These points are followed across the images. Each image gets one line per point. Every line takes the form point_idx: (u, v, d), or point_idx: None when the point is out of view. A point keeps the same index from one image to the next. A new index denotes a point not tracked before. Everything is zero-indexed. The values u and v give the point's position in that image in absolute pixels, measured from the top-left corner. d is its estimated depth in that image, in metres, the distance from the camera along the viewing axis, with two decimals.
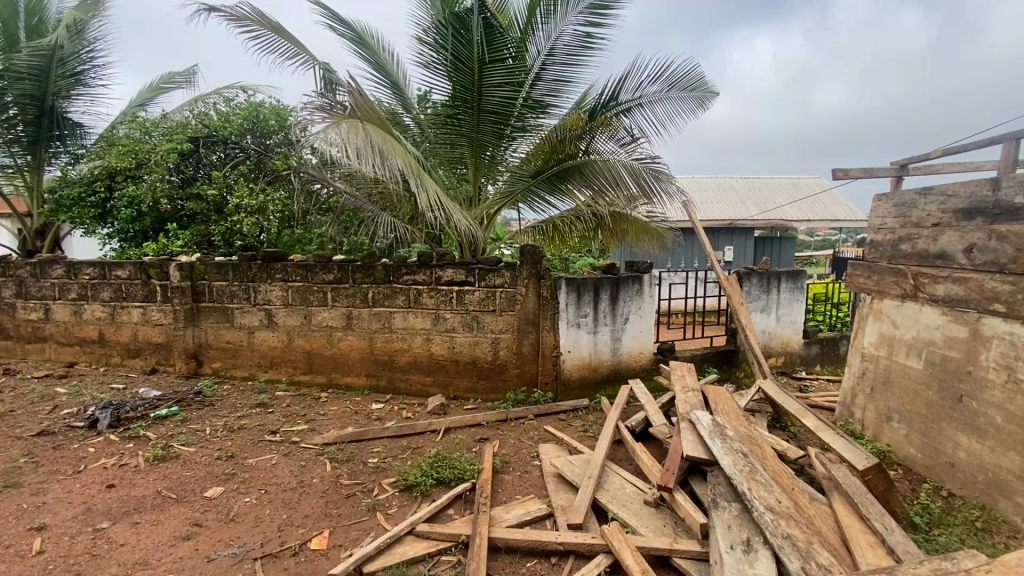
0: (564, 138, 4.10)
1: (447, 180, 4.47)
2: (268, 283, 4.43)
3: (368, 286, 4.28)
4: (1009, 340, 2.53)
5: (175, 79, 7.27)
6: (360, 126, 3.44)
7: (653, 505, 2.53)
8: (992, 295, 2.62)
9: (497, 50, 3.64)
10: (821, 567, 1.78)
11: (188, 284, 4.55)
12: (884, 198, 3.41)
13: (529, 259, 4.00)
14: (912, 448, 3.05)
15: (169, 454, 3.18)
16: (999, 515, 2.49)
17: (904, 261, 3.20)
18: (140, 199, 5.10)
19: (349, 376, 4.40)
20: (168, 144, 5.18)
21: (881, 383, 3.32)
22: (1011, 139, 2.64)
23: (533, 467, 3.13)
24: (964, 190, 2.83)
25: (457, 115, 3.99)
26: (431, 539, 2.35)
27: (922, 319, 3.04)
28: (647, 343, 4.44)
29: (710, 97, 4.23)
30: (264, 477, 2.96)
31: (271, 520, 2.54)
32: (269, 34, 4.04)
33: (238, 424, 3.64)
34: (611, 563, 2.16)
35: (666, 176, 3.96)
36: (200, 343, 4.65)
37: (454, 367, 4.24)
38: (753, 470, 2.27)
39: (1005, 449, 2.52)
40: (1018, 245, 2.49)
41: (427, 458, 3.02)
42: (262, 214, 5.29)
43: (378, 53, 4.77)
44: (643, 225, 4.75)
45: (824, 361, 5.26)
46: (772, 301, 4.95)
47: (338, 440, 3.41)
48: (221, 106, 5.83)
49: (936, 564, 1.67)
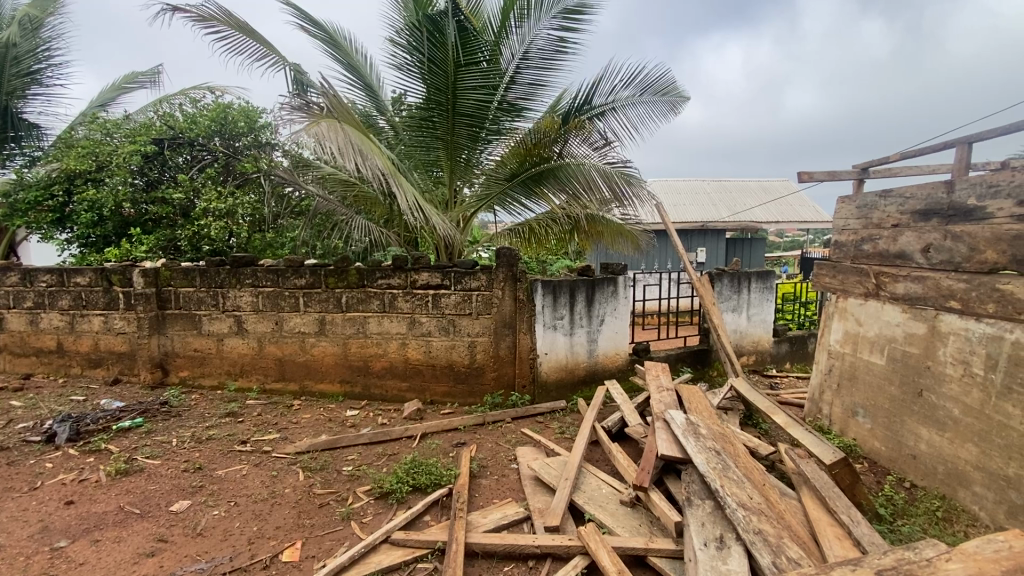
0: (540, 141, 4.11)
1: (423, 184, 4.42)
2: (237, 289, 4.31)
3: (341, 290, 4.20)
4: (964, 336, 2.64)
5: (139, 78, 7.06)
6: (338, 126, 3.37)
7: (629, 505, 2.55)
8: (949, 292, 2.73)
9: (471, 53, 3.65)
10: (790, 561, 1.81)
11: (152, 291, 4.40)
12: (846, 200, 3.53)
13: (504, 261, 4.01)
14: (876, 442, 3.16)
15: (133, 468, 3.06)
16: (959, 505, 2.59)
17: (867, 261, 3.32)
18: (101, 203, 4.90)
19: (323, 383, 4.33)
20: (130, 146, 5.02)
21: (847, 379, 3.43)
22: (965, 144, 2.76)
23: (510, 471, 3.12)
24: (921, 193, 2.95)
25: (432, 118, 3.96)
26: (407, 547, 2.31)
27: (885, 317, 3.15)
28: (622, 344, 4.51)
29: (681, 102, 4.33)
30: (233, 488, 2.87)
31: (240, 533, 2.46)
32: (236, 34, 3.94)
33: (206, 435, 3.52)
34: (588, 564, 2.15)
35: (638, 179, 4.04)
36: (167, 352, 4.50)
37: (431, 372, 4.20)
38: (725, 467, 2.31)
39: (963, 440, 2.61)
40: (972, 244, 2.61)
41: (403, 465, 2.97)
42: (231, 218, 5.18)
43: (350, 55, 4.71)
44: (618, 228, 4.78)
45: (793, 358, 5.41)
46: (742, 300, 5.06)
47: (311, 448, 3.33)
48: (187, 107, 5.69)
49: (900, 554, 1.71)
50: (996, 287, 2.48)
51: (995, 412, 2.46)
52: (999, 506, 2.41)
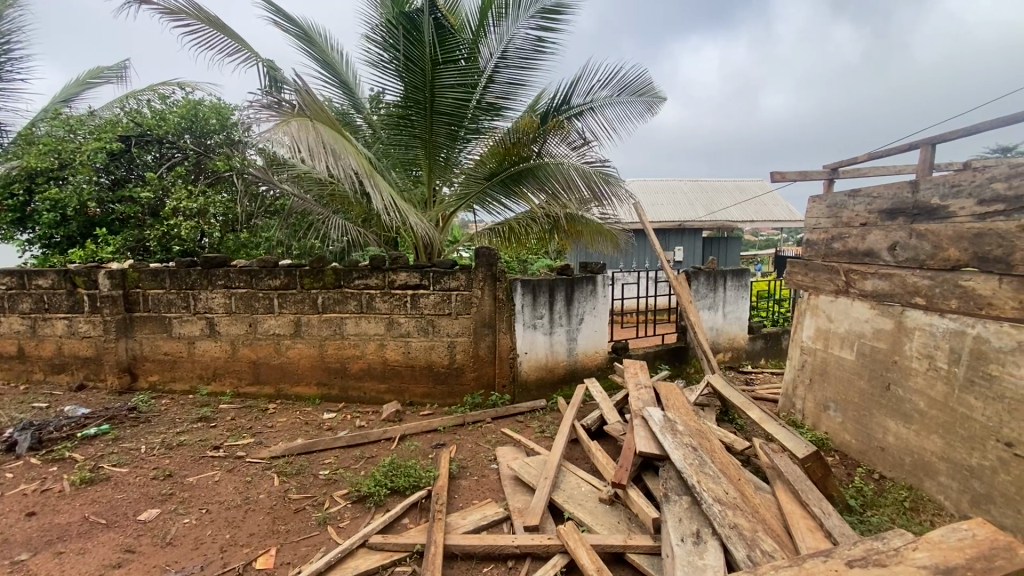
0: (518, 141, 4.11)
1: (401, 183, 4.38)
2: (209, 290, 4.20)
3: (317, 291, 4.13)
4: (929, 331, 2.72)
5: (104, 73, 6.84)
6: (310, 124, 3.31)
7: (608, 502, 2.57)
8: (914, 288, 2.82)
9: (450, 51, 3.61)
10: (764, 555, 1.84)
11: (119, 293, 4.25)
12: (817, 199, 3.62)
13: (483, 261, 4.00)
14: (847, 435, 3.24)
15: (98, 476, 2.95)
16: (925, 495, 2.68)
17: (837, 259, 3.41)
18: (64, 202, 4.71)
19: (299, 386, 4.25)
20: (95, 143, 4.83)
21: (819, 374, 3.52)
22: (928, 145, 2.85)
23: (489, 471, 3.11)
24: (887, 193, 3.03)
25: (410, 116, 3.91)
26: (385, 551, 2.28)
27: (854, 313, 3.23)
28: (601, 342, 4.55)
29: (658, 102, 4.38)
30: (205, 495, 2.79)
31: (212, 541, 2.39)
32: (207, 29, 3.83)
33: (177, 441, 3.43)
34: (567, 563, 2.15)
35: (617, 179, 4.08)
36: (135, 357, 4.36)
37: (410, 373, 4.17)
38: (702, 463, 2.34)
39: (928, 432, 2.70)
40: (935, 242, 2.70)
41: (381, 468, 2.94)
42: (203, 217, 5.05)
43: (326, 51, 4.63)
44: (597, 227, 4.81)
45: (767, 354, 5.54)
46: (719, 298, 5.14)
47: (286, 453, 3.26)
48: (155, 103, 5.52)
49: (869, 544, 1.75)
50: (958, 283, 2.56)
51: (959, 404, 2.54)
52: (963, 495, 2.50)
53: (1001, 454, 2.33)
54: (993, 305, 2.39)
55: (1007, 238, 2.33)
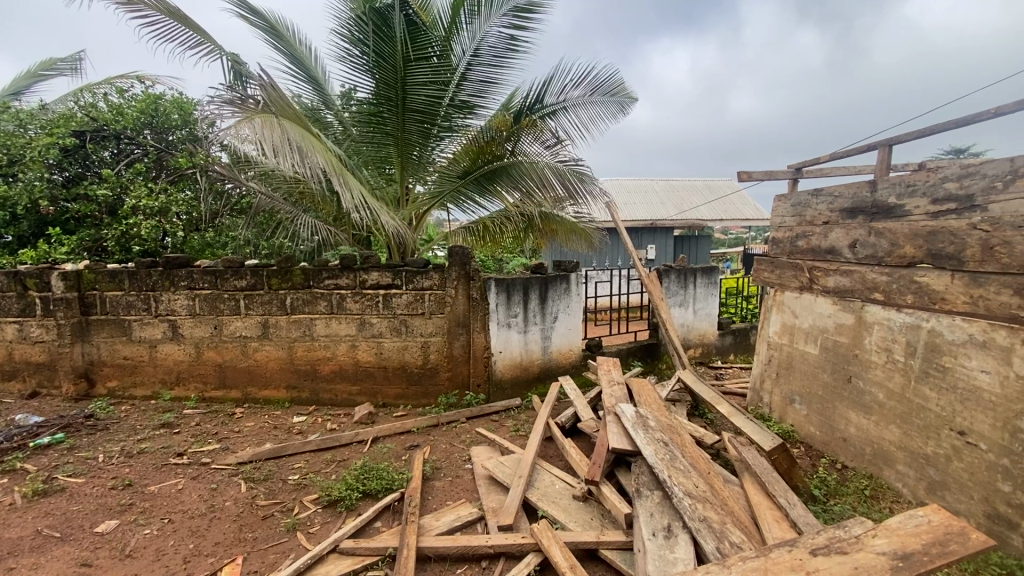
0: (493, 139, 4.10)
1: (373, 181, 4.32)
2: (171, 292, 4.05)
3: (285, 292, 4.03)
4: (887, 325, 2.83)
5: (57, 65, 6.52)
6: (275, 121, 3.21)
7: (582, 499, 2.59)
8: (873, 285, 2.92)
9: (422, 48, 3.57)
10: (733, 546, 1.88)
11: (74, 295, 4.05)
12: (782, 198, 3.72)
13: (457, 260, 3.97)
14: (811, 427, 3.35)
15: (52, 487, 2.81)
16: (884, 483, 2.78)
17: (801, 256, 3.52)
18: (13, 200, 4.47)
19: (267, 389, 4.14)
20: (46, 138, 4.60)
21: (785, 368, 3.62)
22: (886, 146, 2.96)
23: (464, 471, 3.09)
24: (848, 192, 3.13)
25: (381, 114, 3.85)
26: (357, 556, 2.24)
27: (817, 309, 3.34)
28: (575, 340, 4.57)
29: (630, 103, 4.43)
30: (167, 504, 2.69)
31: (174, 552, 2.31)
32: (167, 20, 3.69)
33: (137, 448, 3.29)
34: (541, 561, 2.16)
35: (591, 178, 4.11)
36: (92, 362, 4.18)
37: (383, 374, 4.11)
38: (673, 458, 2.38)
39: (887, 422, 2.81)
40: (892, 240, 2.80)
41: (353, 471, 2.89)
42: (165, 216, 4.86)
43: (294, 45, 4.51)
44: (571, 226, 4.84)
45: (736, 350, 5.68)
46: (689, 295, 5.24)
47: (254, 458, 3.18)
48: (112, 97, 5.29)
49: (832, 533, 1.81)
50: (914, 279, 2.67)
51: (915, 395, 2.65)
52: (920, 482, 2.60)
53: (954, 442, 2.44)
54: (946, 300, 2.50)
55: (959, 236, 2.44)
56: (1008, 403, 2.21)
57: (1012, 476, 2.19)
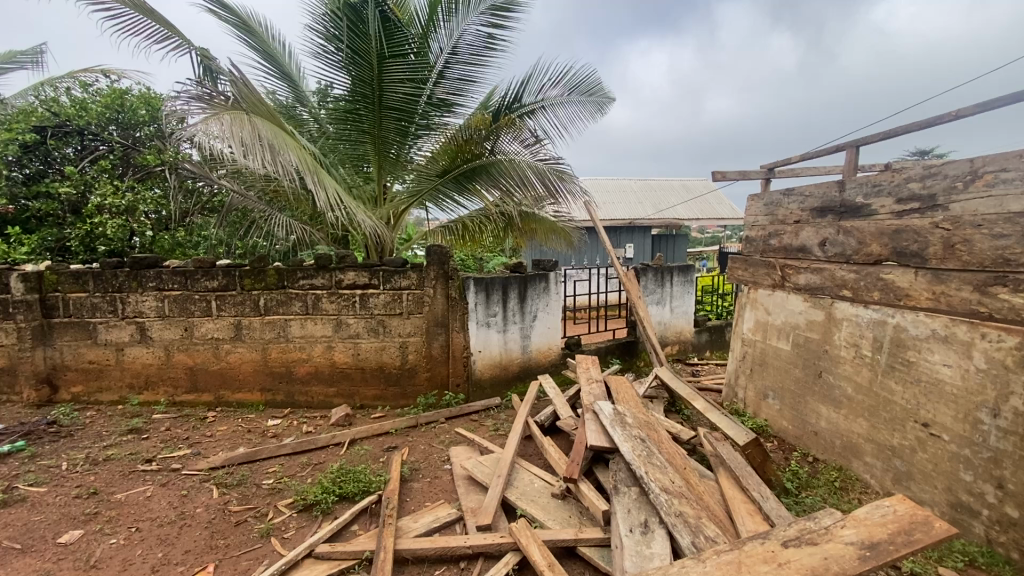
0: (471, 138, 4.05)
1: (350, 179, 4.27)
2: (139, 293, 3.93)
3: (259, 293, 3.95)
4: (856, 321, 2.90)
5: (17, 58, 6.25)
6: (245, 118, 3.13)
7: (561, 497, 2.60)
8: (841, 282, 3.00)
9: (397, 45, 3.51)
10: (707, 540, 1.91)
11: (35, 297, 3.89)
12: (755, 198, 3.79)
13: (435, 259, 3.93)
14: (783, 421, 3.43)
15: (12, 497, 2.69)
16: (853, 474, 2.86)
17: (773, 254, 3.60)
18: None
19: (241, 392, 4.05)
20: (4, 134, 4.41)
21: (758, 364, 3.70)
22: (854, 148, 3.04)
23: (443, 471, 3.08)
24: (817, 192, 3.21)
25: (357, 111, 3.80)
26: (332, 560, 2.21)
27: (789, 306, 3.42)
28: (554, 339, 4.59)
29: (607, 103, 4.46)
30: (135, 513, 2.61)
31: (142, 562, 2.23)
32: (133, 13, 3.56)
33: (104, 455, 3.18)
34: (519, 560, 2.16)
35: (570, 176, 4.13)
36: (55, 366, 4.02)
37: (360, 375, 4.06)
38: (650, 454, 2.41)
39: (855, 415, 2.89)
40: (860, 238, 2.88)
41: (329, 474, 2.85)
42: (132, 215, 4.69)
43: (267, 41, 4.40)
44: (550, 225, 4.85)
45: (712, 347, 5.78)
46: (666, 293, 5.30)
47: (226, 463, 3.10)
48: (75, 92, 5.10)
49: (802, 524, 1.85)
50: (880, 276, 2.75)
51: (881, 389, 2.73)
52: (886, 473, 2.68)
53: (918, 434, 2.52)
54: (910, 296, 2.58)
55: (922, 234, 2.52)
56: (968, 395, 2.29)
57: (972, 466, 2.27)
